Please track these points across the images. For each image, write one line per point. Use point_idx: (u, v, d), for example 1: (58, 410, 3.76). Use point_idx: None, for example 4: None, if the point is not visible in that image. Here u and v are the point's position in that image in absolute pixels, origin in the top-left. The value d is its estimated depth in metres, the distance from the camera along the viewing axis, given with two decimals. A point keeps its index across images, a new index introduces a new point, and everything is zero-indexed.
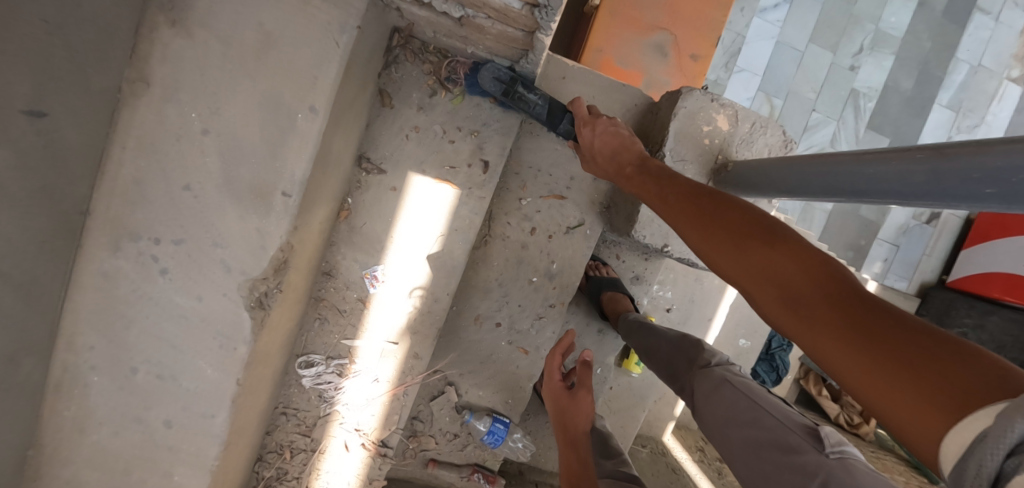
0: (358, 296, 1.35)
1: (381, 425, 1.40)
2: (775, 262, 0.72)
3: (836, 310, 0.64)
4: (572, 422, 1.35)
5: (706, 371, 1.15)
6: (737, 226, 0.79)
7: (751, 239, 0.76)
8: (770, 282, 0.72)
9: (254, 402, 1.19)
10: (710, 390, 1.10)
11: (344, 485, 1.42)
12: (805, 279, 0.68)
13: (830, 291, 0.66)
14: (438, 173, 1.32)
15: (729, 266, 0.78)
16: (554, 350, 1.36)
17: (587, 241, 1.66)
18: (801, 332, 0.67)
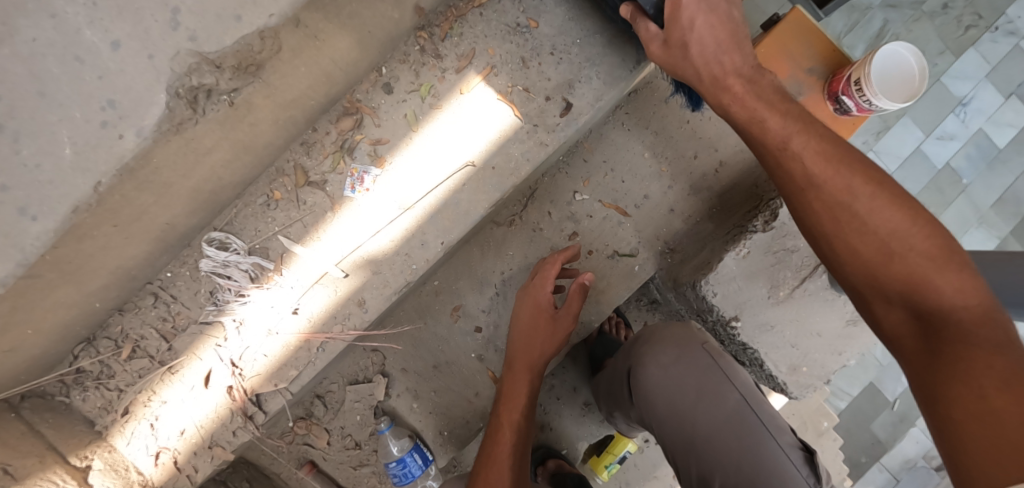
0: (328, 192, 0.97)
1: (266, 375, 0.96)
2: (908, 261, 0.64)
3: (987, 349, 0.54)
4: (514, 378, 0.98)
5: (667, 339, 0.94)
6: (914, 241, 0.64)
7: (898, 219, 0.66)
8: (892, 277, 0.65)
9: (110, 243, 0.78)
10: (659, 358, 0.92)
11: (172, 434, 0.95)
12: (954, 298, 0.60)
13: (982, 321, 0.58)
14: (506, 88, 0.97)
15: (839, 246, 0.69)
16: (559, 255, 1.04)
17: (631, 280, 1.27)
18: (919, 363, 0.59)
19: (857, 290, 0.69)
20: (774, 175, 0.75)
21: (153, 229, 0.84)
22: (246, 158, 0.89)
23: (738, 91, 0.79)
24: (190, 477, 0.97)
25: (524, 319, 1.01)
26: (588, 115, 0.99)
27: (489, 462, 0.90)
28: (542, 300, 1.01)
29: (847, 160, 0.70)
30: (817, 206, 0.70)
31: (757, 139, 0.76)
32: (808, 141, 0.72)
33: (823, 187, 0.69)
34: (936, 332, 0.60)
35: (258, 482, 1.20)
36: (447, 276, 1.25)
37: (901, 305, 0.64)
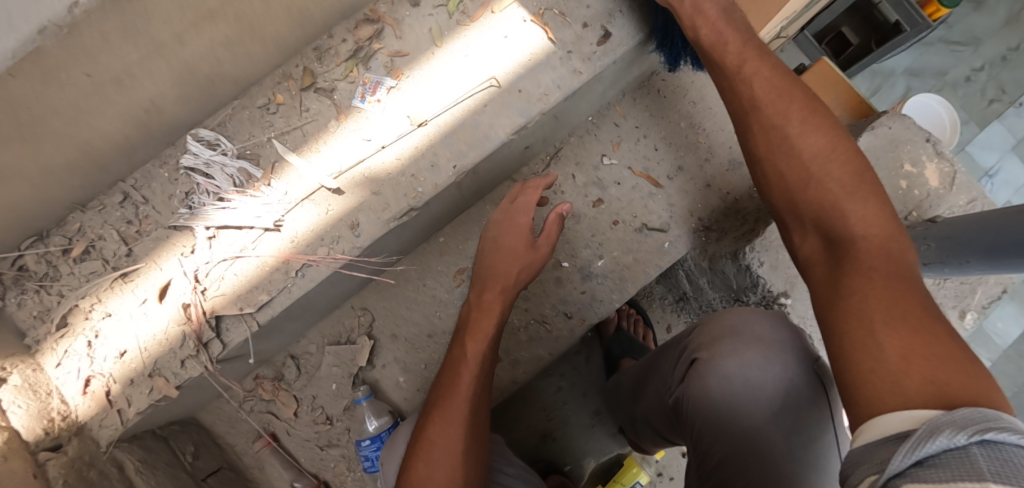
0: (335, 102, 0.88)
1: (232, 296, 0.82)
2: (829, 187, 0.60)
3: (893, 279, 0.50)
4: (488, 302, 0.90)
5: (760, 334, 0.71)
6: (827, 171, 0.61)
7: (823, 145, 0.62)
8: (809, 205, 0.61)
9: (79, 100, 0.68)
10: (744, 349, 0.69)
11: (110, 354, 0.80)
12: (862, 228, 0.56)
13: (884, 252, 0.53)
14: (541, 11, 0.90)
15: (777, 173, 0.64)
16: (536, 183, 1.00)
17: (660, 258, 1.12)
18: (821, 284, 0.56)
19: (780, 215, 0.65)
20: (727, 99, 0.73)
21: (133, 103, 0.75)
22: (250, 45, 0.80)
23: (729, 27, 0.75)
24: (121, 414, 0.81)
25: (500, 240, 0.96)
26: (628, 47, 0.90)
27: (449, 396, 0.79)
28: (524, 226, 0.96)
29: (801, 94, 0.67)
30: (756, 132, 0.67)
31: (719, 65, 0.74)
32: (761, 67, 0.70)
33: (763, 111, 0.67)
34: (848, 256, 0.55)
35: (205, 450, 1.01)
36: (454, 234, 1.12)
37: (814, 231, 0.60)
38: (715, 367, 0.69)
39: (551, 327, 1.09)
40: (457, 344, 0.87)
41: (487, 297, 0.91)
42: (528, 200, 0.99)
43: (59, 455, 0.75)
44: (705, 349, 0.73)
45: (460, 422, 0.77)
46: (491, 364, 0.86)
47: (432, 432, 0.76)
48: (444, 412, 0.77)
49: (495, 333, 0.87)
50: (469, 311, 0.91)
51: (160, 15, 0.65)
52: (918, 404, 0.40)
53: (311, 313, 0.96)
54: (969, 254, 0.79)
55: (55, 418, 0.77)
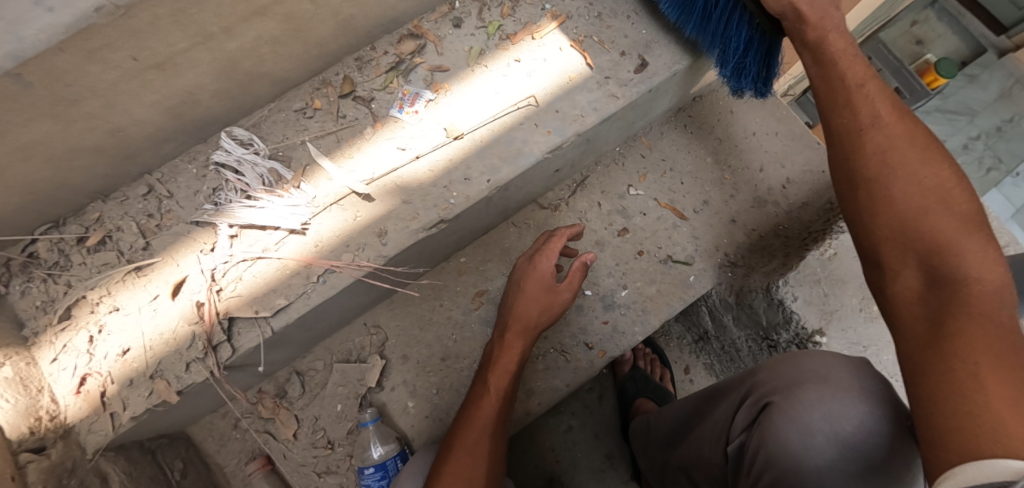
0: (373, 110, 0.88)
1: (248, 298, 0.78)
2: (935, 222, 0.56)
3: (1000, 328, 0.48)
4: (507, 341, 0.88)
5: (849, 380, 0.61)
6: (923, 202, 0.57)
7: (938, 176, 0.59)
8: (913, 232, 0.57)
9: (119, 84, 0.68)
10: (829, 397, 0.60)
11: (113, 348, 0.75)
12: (975, 270, 0.52)
13: (992, 299, 0.50)
14: (580, 37, 0.92)
15: (874, 197, 0.60)
16: (562, 231, 0.98)
17: (684, 291, 1.09)
18: (923, 329, 0.52)
19: (867, 247, 0.61)
20: (834, 116, 0.67)
21: (171, 92, 0.74)
22: (293, 47, 0.81)
23: (833, 42, 0.70)
24: (113, 416, 0.75)
25: (526, 288, 0.92)
26: (664, 75, 0.91)
27: (468, 427, 0.79)
28: (546, 271, 0.92)
29: (913, 125, 0.63)
30: (863, 155, 0.62)
31: (832, 76, 0.69)
32: (883, 89, 0.66)
33: (885, 135, 0.62)
34: (956, 298, 0.52)
35: (193, 468, 0.94)
36: (475, 255, 1.09)
37: (916, 264, 0.56)
38: (796, 415, 0.60)
39: (570, 357, 1.04)
40: (478, 380, 0.87)
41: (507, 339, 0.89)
42: (554, 246, 0.95)
43: (41, 459, 0.68)
44: (778, 393, 0.64)
45: (481, 455, 0.77)
46: (510, 400, 0.85)
47: (449, 466, 0.75)
48: (465, 444, 0.77)
49: (515, 369, 0.86)
50: (492, 347, 0.90)
51: (214, 5, 0.65)
52: (992, 454, 0.40)
53: (321, 326, 0.92)
54: (1011, 295, 0.76)
55: (42, 417, 0.71)
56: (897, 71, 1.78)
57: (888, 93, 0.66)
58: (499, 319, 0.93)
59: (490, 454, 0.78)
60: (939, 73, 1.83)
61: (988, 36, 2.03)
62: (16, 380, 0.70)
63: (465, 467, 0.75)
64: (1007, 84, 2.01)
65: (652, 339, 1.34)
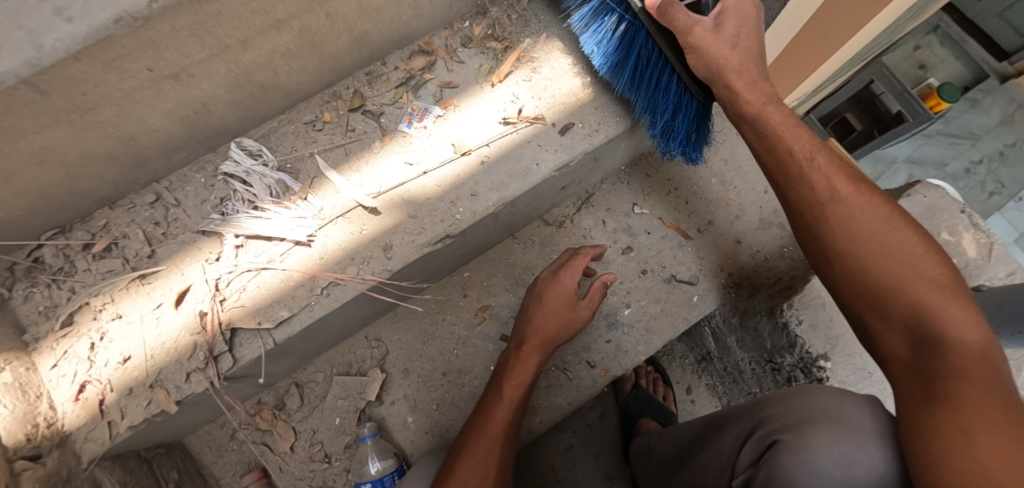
0: (383, 124, 0.88)
1: (251, 308, 0.77)
2: (913, 287, 0.59)
3: (990, 392, 0.52)
4: (523, 353, 0.88)
5: (859, 421, 0.61)
6: (900, 271, 0.60)
7: (909, 243, 0.61)
8: (897, 303, 0.59)
9: (133, 93, 0.68)
10: (840, 440, 0.59)
11: (114, 356, 0.75)
12: (961, 332, 0.56)
13: (983, 359, 0.54)
14: (589, 57, 0.93)
15: (850, 264, 0.63)
16: (584, 252, 0.97)
17: (688, 311, 1.08)
18: (920, 390, 0.56)
19: (856, 312, 0.64)
20: (788, 186, 0.69)
21: (185, 102, 0.75)
22: (307, 61, 0.82)
23: (771, 115, 0.72)
24: (111, 425, 0.74)
25: (544, 302, 0.91)
26: None
27: (478, 436, 0.80)
28: (567, 288, 0.92)
29: (872, 193, 0.65)
30: (834, 224, 0.64)
31: (779, 149, 0.70)
32: (832, 158, 0.68)
33: (844, 204, 0.65)
34: (942, 365, 0.55)
35: (189, 479, 0.92)
36: (479, 270, 1.09)
37: (899, 329, 0.60)
38: (804, 454, 0.59)
39: (573, 375, 1.04)
40: (489, 390, 0.87)
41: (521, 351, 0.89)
42: (574, 267, 0.94)
43: (37, 467, 0.68)
44: (787, 431, 0.63)
45: (489, 466, 0.78)
46: (522, 412, 0.84)
47: (457, 475, 0.76)
48: (474, 452, 0.78)
49: (530, 381, 0.86)
50: (508, 357, 0.90)
51: (231, 18, 0.66)
52: None
53: (323, 338, 0.91)
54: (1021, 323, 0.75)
55: (39, 424, 0.71)
56: (899, 97, 1.81)
57: (832, 156, 0.69)
58: (516, 330, 0.92)
59: (498, 465, 0.78)
60: (942, 98, 1.84)
61: (989, 61, 2.05)
62: (15, 386, 0.69)
63: (474, 477, 0.76)
64: (1009, 109, 2.01)
65: (654, 358, 1.33)
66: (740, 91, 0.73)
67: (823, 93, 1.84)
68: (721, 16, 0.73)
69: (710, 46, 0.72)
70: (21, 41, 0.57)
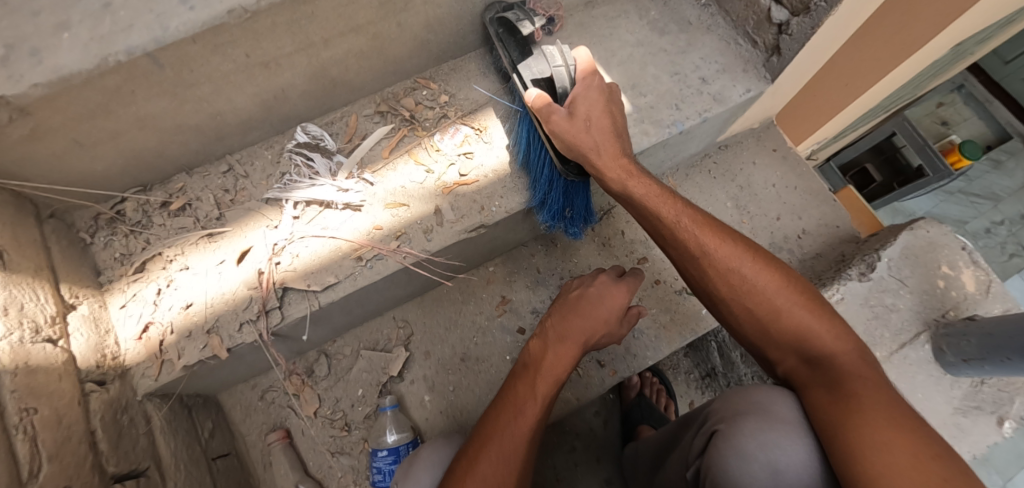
0: (432, 124, 0.98)
1: (303, 271, 0.86)
2: (797, 319, 0.70)
3: (873, 387, 0.62)
4: (563, 348, 0.88)
5: (788, 416, 0.66)
6: (777, 302, 0.72)
7: (774, 280, 0.73)
8: (785, 333, 0.71)
9: (232, 75, 0.80)
10: (766, 430, 0.64)
11: (178, 302, 0.84)
12: (837, 345, 0.68)
13: (860, 362, 0.66)
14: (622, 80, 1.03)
15: (738, 305, 0.74)
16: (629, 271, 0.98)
17: (696, 323, 1.14)
18: (819, 396, 0.65)
19: (758, 344, 0.74)
20: (665, 243, 0.80)
21: (268, 87, 0.86)
22: (374, 62, 0.93)
23: (635, 188, 0.80)
24: (166, 364, 0.82)
25: (599, 308, 0.91)
26: (694, 121, 1.01)
27: (495, 430, 0.77)
28: (619, 304, 0.92)
29: (723, 231, 0.77)
30: (712, 273, 0.75)
31: (652, 216, 0.80)
32: (686, 206, 0.79)
33: (711, 254, 0.75)
34: (835, 376, 0.65)
35: (220, 431, 0.99)
36: (504, 267, 1.17)
37: (794, 356, 0.70)
38: (734, 441, 0.64)
39: (583, 372, 1.11)
40: (520, 380, 0.85)
41: (561, 346, 0.89)
42: (624, 285, 0.94)
43: (103, 391, 0.76)
44: (725, 421, 0.68)
45: (512, 465, 0.75)
46: (551, 407, 0.84)
47: (482, 470, 0.73)
48: (493, 445, 0.76)
49: (564, 379, 0.86)
50: (535, 348, 0.89)
51: (321, 19, 0.78)
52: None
53: (358, 312, 0.99)
54: (1009, 351, 0.81)
55: (106, 355, 0.79)
56: (920, 150, 1.85)
57: (699, 211, 0.79)
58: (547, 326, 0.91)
59: (522, 466, 0.75)
60: (963, 155, 1.91)
61: (1014, 124, 2.13)
62: (90, 319, 0.79)
63: (501, 477, 0.73)
64: None
65: (660, 370, 1.37)
66: (604, 167, 0.81)
67: (843, 141, 1.92)
68: (573, 104, 0.81)
69: (568, 131, 0.79)
70: (151, 21, 0.70)
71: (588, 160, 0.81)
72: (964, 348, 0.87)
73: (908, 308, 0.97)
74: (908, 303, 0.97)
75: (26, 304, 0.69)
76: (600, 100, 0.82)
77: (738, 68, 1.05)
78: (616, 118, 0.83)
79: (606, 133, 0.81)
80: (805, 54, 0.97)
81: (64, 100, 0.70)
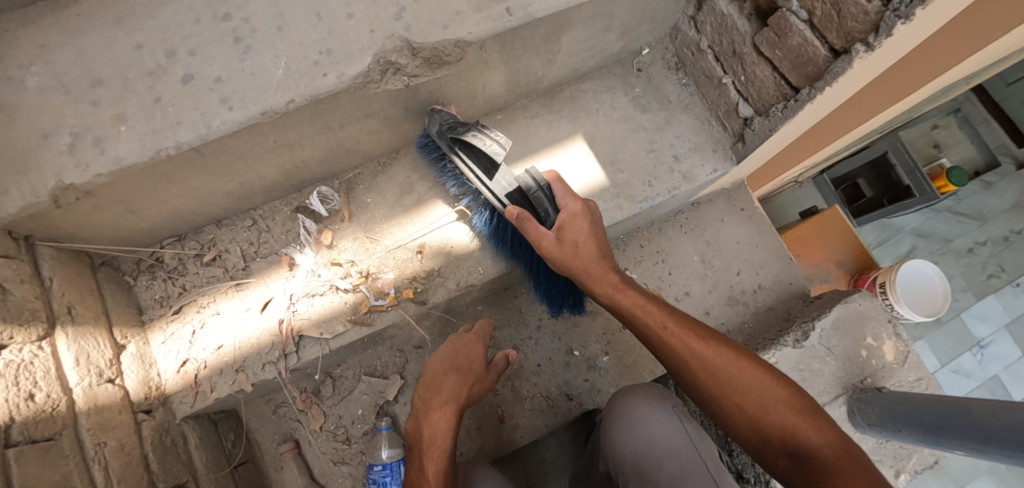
0: (432, 189, 1.11)
1: (316, 320, 1.01)
2: (779, 416, 0.80)
3: (850, 466, 0.72)
4: (438, 413, 1.03)
5: (643, 392, 1.04)
6: (756, 395, 0.82)
7: (763, 376, 0.83)
8: (773, 429, 0.80)
9: (262, 155, 0.93)
10: (625, 403, 1.02)
11: (211, 343, 0.99)
12: (818, 439, 0.77)
13: (839, 446, 0.75)
14: (603, 155, 1.16)
15: (728, 403, 0.83)
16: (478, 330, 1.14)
17: (656, 365, 1.30)
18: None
19: (755, 447, 0.82)
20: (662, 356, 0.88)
21: (290, 160, 0.98)
22: (383, 135, 1.05)
23: (622, 299, 0.92)
24: (201, 394, 0.99)
25: (459, 362, 1.08)
26: (664, 197, 1.15)
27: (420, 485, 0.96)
28: (478, 353, 1.13)
29: (720, 343, 0.87)
30: (708, 379, 0.84)
31: (641, 324, 0.90)
32: (668, 316, 0.89)
33: (699, 362, 0.85)
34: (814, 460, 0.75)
35: (239, 441, 1.16)
36: (491, 306, 1.32)
37: (783, 451, 0.79)
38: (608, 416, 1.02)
39: (554, 403, 1.28)
40: (415, 457, 1.01)
41: (434, 412, 1.05)
42: (478, 339, 1.12)
43: (151, 418, 0.92)
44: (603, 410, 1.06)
45: None
46: (450, 465, 0.99)
47: None
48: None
49: (450, 432, 1.02)
50: (421, 414, 1.06)
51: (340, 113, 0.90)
52: None
53: (361, 347, 1.15)
54: (901, 423, 0.97)
55: (151, 387, 0.95)
56: (911, 173, 1.82)
57: (683, 321, 0.90)
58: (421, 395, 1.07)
59: None
60: (950, 180, 1.79)
61: (1007, 146, 2.02)
62: (138, 356, 0.94)
63: None
64: None
65: None
66: (595, 285, 0.93)
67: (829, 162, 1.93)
68: (559, 230, 0.93)
69: (557, 256, 0.92)
70: (197, 120, 0.83)
71: (579, 277, 0.94)
72: (870, 415, 1.03)
73: (832, 373, 1.12)
74: (833, 368, 1.12)
75: (90, 352, 0.84)
76: (585, 226, 0.94)
77: (709, 148, 1.17)
78: (601, 241, 0.95)
79: (591, 243, 0.94)
80: (764, 147, 1.09)
81: (123, 182, 0.83)
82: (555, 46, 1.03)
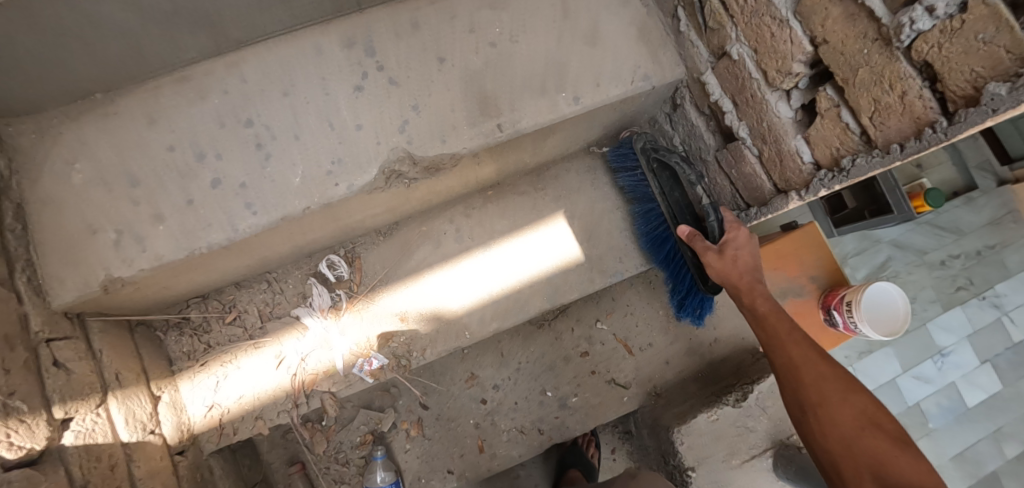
0: (427, 259, 1.25)
1: (324, 375, 1.18)
2: (875, 443, 0.76)
3: None
4: None
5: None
6: (857, 414, 0.79)
7: (865, 402, 0.80)
8: (880, 464, 0.75)
9: (279, 240, 1.06)
10: None
11: (234, 394, 1.16)
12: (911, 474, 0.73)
13: (927, 479, 0.71)
14: (580, 231, 1.30)
15: (823, 420, 0.81)
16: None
17: (618, 406, 1.49)
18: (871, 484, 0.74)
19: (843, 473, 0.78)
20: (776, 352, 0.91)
21: (303, 240, 1.12)
22: (384, 213, 1.18)
23: (761, 305, 0.97)
24: (224, 435, 1.16)
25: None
26: (632, 272, 1.30)
27: None
28: None
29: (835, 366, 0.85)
30: (804, 393, 0.84)
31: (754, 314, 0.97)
32: (796, 330, 0.91)
33: (805, 377, 0.85)
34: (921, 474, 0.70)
35: (251, 463, 1.34)
36: (476, 349, 1.49)
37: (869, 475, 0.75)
38: None
39: (527, 436, 1.46)
40: None
41: None
42: None
43: (184, 458, 1.09)
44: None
45: None
46: None
47: None
48: None
49: None
50: None
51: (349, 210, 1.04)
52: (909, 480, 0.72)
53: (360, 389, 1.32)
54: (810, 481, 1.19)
55: (184, 431, 1.12)
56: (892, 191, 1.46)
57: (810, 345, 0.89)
58: None
59: None
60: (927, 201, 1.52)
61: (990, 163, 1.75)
62: (172, 406, 1.11)
63: None
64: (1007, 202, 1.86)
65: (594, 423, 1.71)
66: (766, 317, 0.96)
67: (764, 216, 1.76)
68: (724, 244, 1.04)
69: (721, 267, 1.02)
70: (226, 222, 0.96)
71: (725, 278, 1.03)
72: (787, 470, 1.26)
73: (764, 429, 1.33)
74: (764, 425, 1.33)
75: (136, 411, 1.00)
76: (751, 259, 1.02)
77: None
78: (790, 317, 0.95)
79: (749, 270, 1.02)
80: None
81: (162, 272, 0.97)
82: (541, 142, 1.16)
